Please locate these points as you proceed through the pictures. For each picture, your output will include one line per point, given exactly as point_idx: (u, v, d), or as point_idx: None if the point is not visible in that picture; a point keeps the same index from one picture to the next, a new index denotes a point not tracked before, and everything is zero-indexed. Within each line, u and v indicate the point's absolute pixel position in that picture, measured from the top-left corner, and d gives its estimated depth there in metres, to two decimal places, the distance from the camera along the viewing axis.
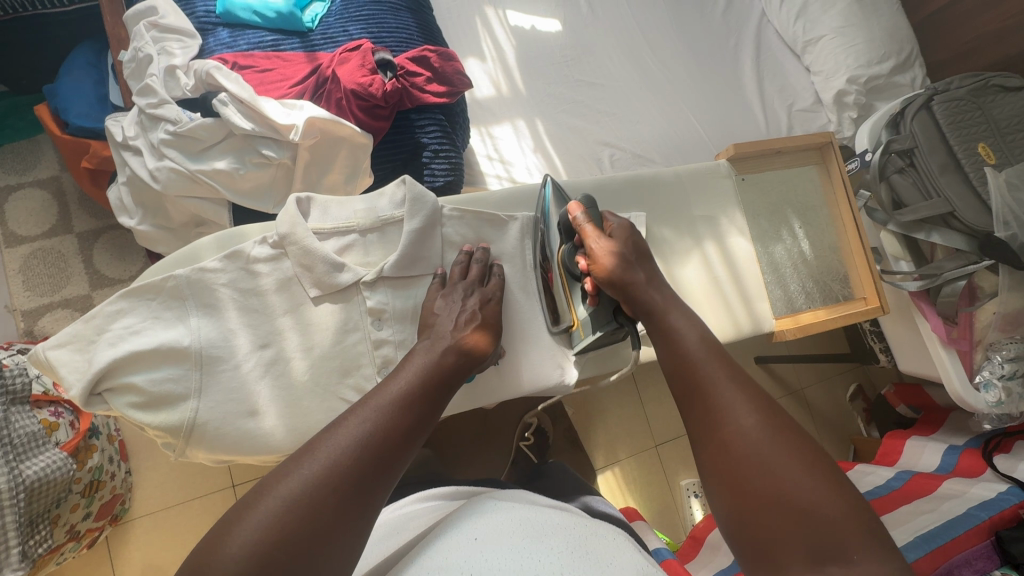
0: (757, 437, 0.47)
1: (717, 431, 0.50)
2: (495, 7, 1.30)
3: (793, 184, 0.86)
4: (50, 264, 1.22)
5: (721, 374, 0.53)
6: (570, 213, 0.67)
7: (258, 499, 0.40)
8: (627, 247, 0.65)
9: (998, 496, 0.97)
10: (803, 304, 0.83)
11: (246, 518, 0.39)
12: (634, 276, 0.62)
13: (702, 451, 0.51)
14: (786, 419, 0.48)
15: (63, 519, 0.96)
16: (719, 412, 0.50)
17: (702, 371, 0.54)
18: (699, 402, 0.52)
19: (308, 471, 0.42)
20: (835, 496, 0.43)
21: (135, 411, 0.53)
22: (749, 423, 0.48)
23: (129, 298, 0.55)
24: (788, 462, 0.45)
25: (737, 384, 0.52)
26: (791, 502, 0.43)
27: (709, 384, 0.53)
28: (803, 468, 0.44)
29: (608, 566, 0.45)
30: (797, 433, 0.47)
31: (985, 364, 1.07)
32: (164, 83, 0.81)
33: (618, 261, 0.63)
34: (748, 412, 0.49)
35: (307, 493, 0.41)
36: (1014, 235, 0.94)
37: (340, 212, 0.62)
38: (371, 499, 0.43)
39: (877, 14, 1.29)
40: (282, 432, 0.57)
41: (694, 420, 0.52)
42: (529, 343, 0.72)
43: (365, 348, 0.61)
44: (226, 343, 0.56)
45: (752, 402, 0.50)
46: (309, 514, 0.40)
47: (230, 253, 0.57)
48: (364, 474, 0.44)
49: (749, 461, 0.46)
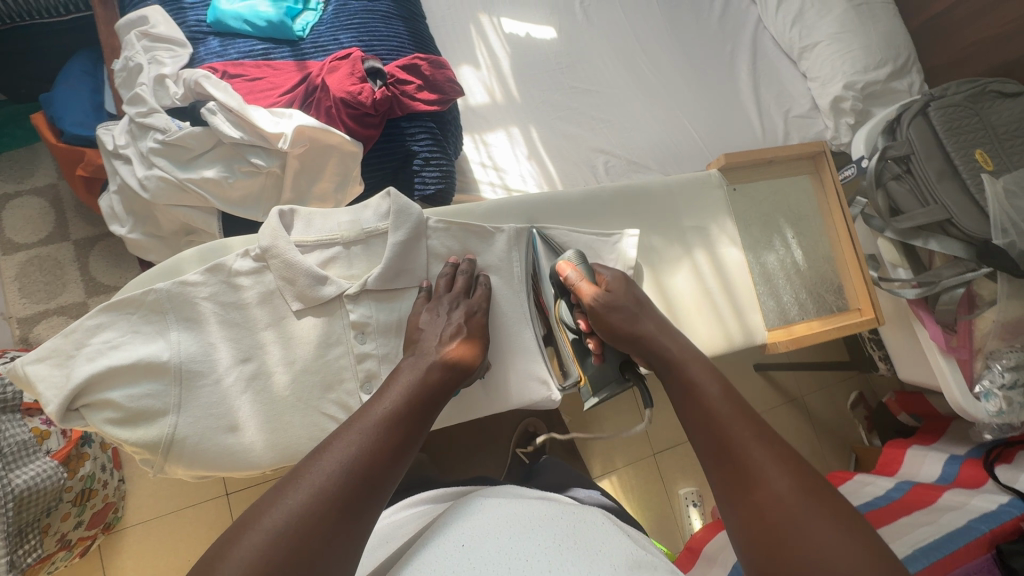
0: (792, 502, 0.45)
1: (748, 494, 0.48)
2: (489, 15, 1.30)
3: (786, 192, 0.85)
4: (46, 272, 1.22)
5: (749, 432, 0.51)
6: (563, 272, 0.67)
7: (243, 531, 0.40)
8: (627, 300, 0.65)
9: (999, 508, 0.95)
10: (796, 315, 0.82)
11: (232, 553, 0.38)
12: (642, 329, 0.63)
13: (733, 515, 0.48)
14: (818, 480, 0.46)
15: (54, 528, 0.94)
16: (749, 473, 0.48)
17: (728, 429, 0.52)
18: (727, 462, 0.50)
19: (294, 501, 0.41)
20: (877, 565, 0.40)
21: (112, 427, 0.52)
22: (782, 486, 0.46)
23: (109, 312, 0.54)
24: (826, 529, 0.43)
25: (764, 442, 0.50)
26: (832, 572, 0.40)
27: (735, 443, 0.51)
28: (842, 535, 0.42)
29: (598, 555, 0.46)
30: (832, 496, 0.45)
31: (986, 373, 1.05)
32: (154, 92, 0.81)
33: (622, 316, 0.64)
34: (781, 475, 0.47)
35: (293, 525, 0.40)
36: (1012, 242, 0.92)
37: (324, 224, 0.61)
38: (359, 522, 0.43)
39: (873, 20, 1.28)
40: (263, 446, 0.57)
41: (723, 481, 0.50)
42: (517, 356, 0.71)
43: (348, 362, 0.60)
44: (207, 357, 0.56)
45: (783, 464, 0.48)
46: (296, 547, 0.39)
47: (212, 266, 0.56)
48: (350, 496, 0.43)
49: (785, 527, 0.44)
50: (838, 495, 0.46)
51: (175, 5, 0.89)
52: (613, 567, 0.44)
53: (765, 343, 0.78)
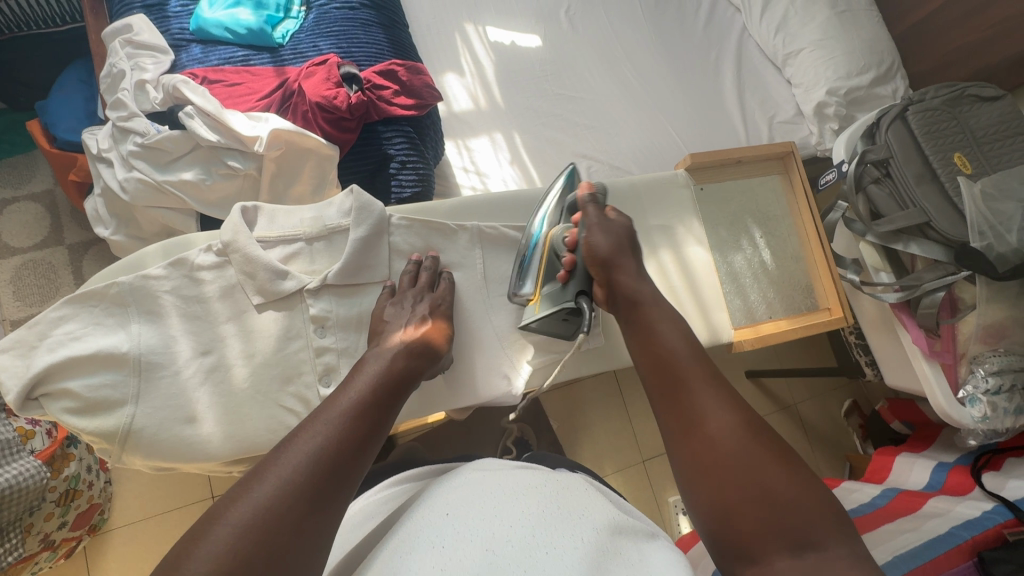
0: (738, 435, 0.49)
1: (697, 429, 0.51)
2: (474, 24, 1.32)
3: (755, 193, 0.90)
4: (40, 276, 1.24)
5: (702, 376, 0.54)
6: (581, 194, 0.74)
7: (208, 527, 0.39)
8: (624, 235, 0.70)
9: (983, 515, 0.93)
10: (763, 315, 0.86)
11: (199, 547, 0.37)
12: (624, 262, 0.68)
13: (679, 447, 0.51)
14: (759, 416, 0.51)
15: (37, 528, 0.95)
16: (699, 411, 0.52)
17: (683, 373, 0.55)
18: (680, 402, 0.53)
19: (260, 493, 0.41)
20: (808, 490, 0.45)
21: (70, 416, 0.54)
22: (729, 422, 0.50)
23: (72, 304, 0.56)
24: (766, 458, 0.47)
25: (715, 386, 0.53)
26: (772, 497, 0.45)
27: (687, 385, 0.54)
28: (779, 464, 0.47)
29: (580, 518, 0.47)
30: (770, 430, 0.50)
31: (969, 378, 1.02)
32: (134, 97, 0.84)
33: (614, 242, 0.68)
34: (727, 411, 0.51)
35: (263, 514, 0.40)
36: (989, 245, 0.91)
37: (287, 222, 0.65)
38: (329, 511, 0.43)
39: (855, 27, 1.29)
40: (220, 439, 0.58)
41: (672, 418, 0.53)
42: (479, 353, 0.72)
43: (307, 355, 0.62)
44: (167, 349, 0.58)
45: (729, 403, 0.52)
46: (264, 536, 0.39)
47: (174, 260, 0.59)
48: (319, 487, 0.43)
49: (729, 457, 0.48)
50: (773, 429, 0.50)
51: (159, 13, 0.92)
52: (593, 531, 0.46)
53: (732, 341, 0.81)
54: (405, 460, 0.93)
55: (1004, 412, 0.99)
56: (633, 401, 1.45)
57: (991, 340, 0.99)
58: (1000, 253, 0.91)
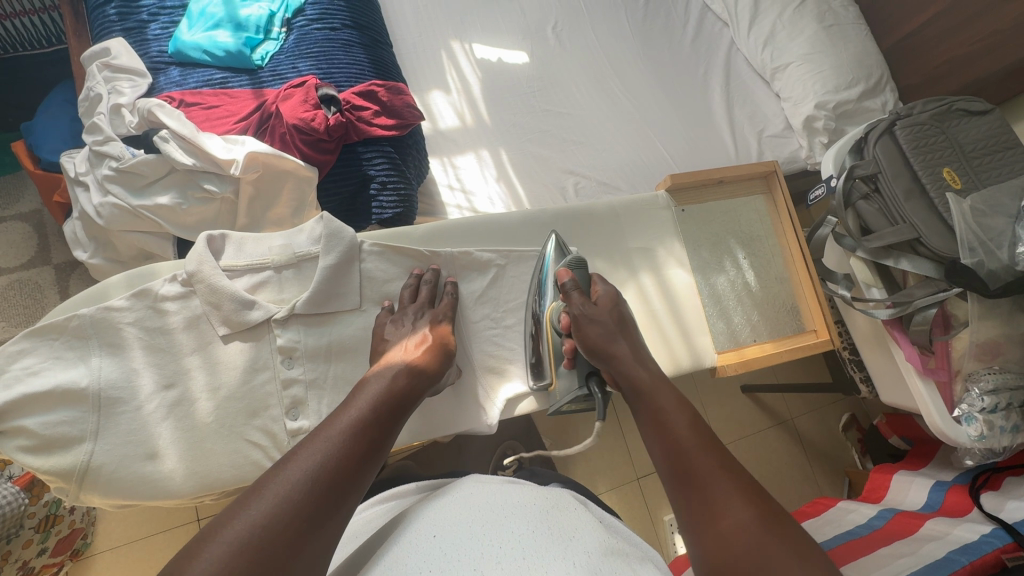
0: (755, 531, 0.44)
1: (713, 523, 0.47)
2: (460, 41, 1.32)
3: (738, 213, 0.91)
4: (25, 296, 1.21)
5: (715, 461, 0.51)
6: (559, 278, 0.70)
7: (202, 544, 0.38)
8: (610, 318, 0.65)
9: (982, 538, 0.91)
10: (747, 338, 0.87)
11: (190, 568, 0.37)
12: (616, 348, 0.63)
13: (697, 540, 0.47)
14: (774, 508, 0.46)
15: (14, 556, 0.92)
16: (714, 503, 0.48)
17: (695, 458, 0.51)
18: (693, 491, 0.49)
19: (259, 510, 0.41)
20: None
21: (25, 454, 0.54)
22: (745, 516, 0.46)
23: (31, 338, 0.57)
24: (786, 559, 0.42)
25: (730, 473, 0.49)
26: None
27: (699, 472, 0.50)
28: (801, 567, 0.42)
29: (577, 539, 0.45)
30: (788, 526, 0.45)
31: (965, 396, 0.99)
32: (110, 121, 0.83)
33: (600, 329, 0.64)
34: (743, 507, 0.46)
35: (259, 533, 0.39)
36: (981, 261, 0.88)
37: (255, 249, 0.66)
38: (326, 527, 0.42)
39: (843, 41, 1.28)
40: (182, 475, 0.59)
41: (689, 510, 0.49)
42: (461, 377, 0.75)
43: (273, 388, 0.63)
44: (129, 383, 0.59)
45: (745, 495, 0.47)
46: (260, 555, 0.38)
47: (137, 291, 0.60)
48: (316, 504, 0.43)
49: (746, 558, 0.43)
50: (796, 527, 0.46)
51: (139, 36, 0.91)
52: (589, 552, 0.43)
53: (714, 365, 0.83)
54: (391, 482, 0.91)
55: (1001, 430, 0.96)
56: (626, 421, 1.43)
57: (986, 358, 0.96)
58: (991, 270, 0.87)
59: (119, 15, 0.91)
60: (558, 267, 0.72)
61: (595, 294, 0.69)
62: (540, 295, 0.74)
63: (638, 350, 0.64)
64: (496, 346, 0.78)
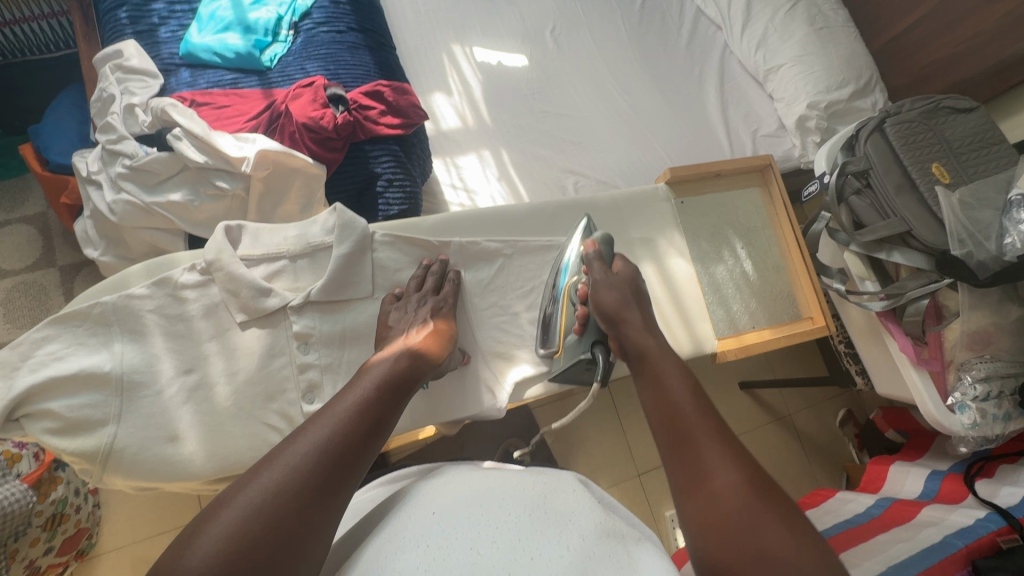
0: (742, 492, 0.47)
1: (703, 483, 0.49)
2: (461, 44, 1.35)
3: (734, 205, 0.94)
4: (31, 297, 1.21)
5: (708, 429, 0.53)
6: (586, 248, 0.75)
7: (217, 511, 0.40)
8: (626, 287, 0.71)
9: (976, 522, 0.93)
10: (746, 325, 0.89)
11: (206, 531, 0.39)
12: (630, 316, 0.68)
13: (685, 498, 0.50)
14: (764, 475, 0.49)
15: (21, 554, 0.91)
16: (706, 465, 0.50)
17: (690, 425, 0.54)
18: (686, 453, 0.52)
19: (268, 480, 0.43)
20: (811, 558, 0.41)
21: (50, 436, 0.57)
22: (734, 479, 0.48)
23: (55, 325, 0.60)
24: (769, 521, 0.44)
25: (723, 440, 0.52)
26: (772, 559, 0.41)
27: (695, 439, 0.53)
28: (784, 528, 0.44)
29: (572, 517, 0.47)
30: (776, 492, 0.47)
31: (958, 385, 1.01)
32: (124, 121, 0.85)
33: (614, 296, 0.69)
34: (732, 470, 0.49)
35: (269, 501, 0.41)
36: (969, 252, 0.91)
37: (270, 240, 0.69)
38: (332, 500, 0.44)
39: (834, 43, 1.32)
40: (201, 457, 0.61)
41: (680, 470, 0.52)
42: (470, 365, 0.77)
43: (290, 372, 0.66)
44: (150, 368, 0.62)
45: (735, 460, 0.50)
46: (270, 521, 0.40)
47: (158, 280, 0.63)
48: (323, 478, 0.44)
49: (731, 515, 0.45)
50: (783, 493, 0.47)
51: (150, 39, 0.94)
52: (585, 533, 0.44)
53: (716, 351, 0.85)
54: None
55: (993, 418, 0.99)
56: (627, 416, 1.44)
57: (978, 347, 0.98)
58: (980, 261, 0.91)
59: (130, 18, 0.94)
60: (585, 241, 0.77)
61: (614, 269, 0.74)
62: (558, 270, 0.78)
63: (648, 320, 0.68)
64: (504, 335, 0.80)
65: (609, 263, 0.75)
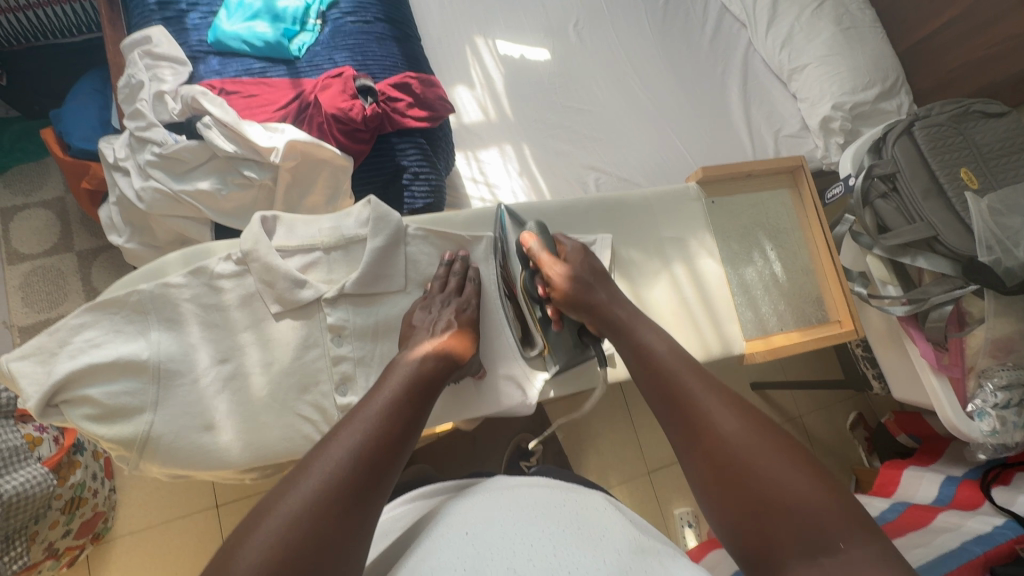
0: (740, 439, 0.48)
1: (701, 439, 0.51)
2: (484, 37, 1.34)
3: (763, 206, 0.94)
4: (50, 282, 1.22)
5: (696, 384, 0.54)
6: (525, 244, 0.74)
7: (260, 519, 0.40)
8: (584, 269, 0.72)
9: (995, 530, 0.93)
10: (774, 327, 0.90)
11: (248, 541, 0.39)
12: (596, 298, 0.69)
13: (687, 456, 0.52)
14: (757, 415, 0.50)
15: (41, 536, 0.90)
16: (701, 420, 0.51)
17: (679, 385, 0.55)
18: (681, 413, 0.53)
19: (308, 488, 0.42)
20: (823, 489, 0.44)
21: (89, 422, 0.58)
22: (729, 427, 0.50)
23: (93, 311, 0.61)
24: (770, 461, 0.46)
25: (713, 391, 0.53)
26: (779, 498, 0.44)
27: (691, 398, 0.54)
28: (784, 462, 0.46)
29: (603, 533, 0.46)
30: (776, 430, 0.49)
31: (978, 392, 1.01)
32: (153, 107, 0.85)
33: (579, 282, 0.70)
34: (728, 418, 0.50)
35: (312, 512, 0.41)
36: (997, 259, 0.90)
37: (306, 231, 0.69)
38: (371, 504, 0.44)
39: (861, 43, 1.30)
40: (237, 447, 0.63)
41: (676, 430, 0.53)
42: (498, 360, 0.77)
43: (323, 364, 0.67)
44: (186, 357, 0.63)
45: (728, 406, 0.51)
46: (313, 528, 0.40)
47: (194, 269, 0.64)
48: (359, 484, 0.44)
49: (736, 463, 0.47)
50: (778, 427, 0.50)
51: (178, 25, 0.93)
52: (617, 549, 0.43)
53: (744, 353, 0.86)
54: (417, 477, 0.93)
55: (1012, 425, 0.98)
56: (640, 414, 1.44)
57: (1000, 354, 0.98)
58: (1009, 268, 0.90)
59: (159, 4, 0.93)
60: (521, 234, 0.77)
61: (562, 253, 0.75)
62: (508, 269, 0.77)
63: (613, 295, 0.70)
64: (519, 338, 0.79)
65: (555, 249, 0.75)
